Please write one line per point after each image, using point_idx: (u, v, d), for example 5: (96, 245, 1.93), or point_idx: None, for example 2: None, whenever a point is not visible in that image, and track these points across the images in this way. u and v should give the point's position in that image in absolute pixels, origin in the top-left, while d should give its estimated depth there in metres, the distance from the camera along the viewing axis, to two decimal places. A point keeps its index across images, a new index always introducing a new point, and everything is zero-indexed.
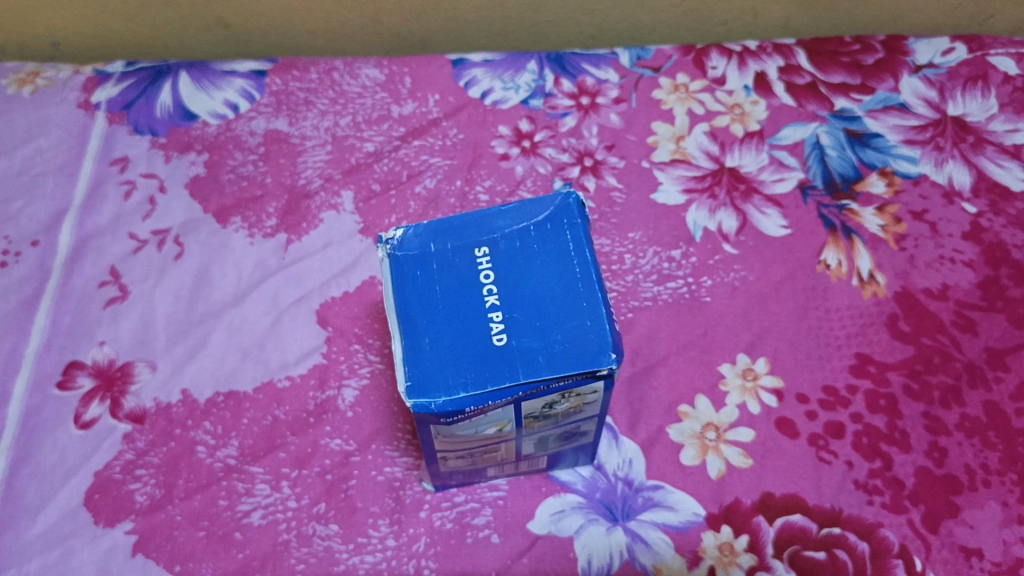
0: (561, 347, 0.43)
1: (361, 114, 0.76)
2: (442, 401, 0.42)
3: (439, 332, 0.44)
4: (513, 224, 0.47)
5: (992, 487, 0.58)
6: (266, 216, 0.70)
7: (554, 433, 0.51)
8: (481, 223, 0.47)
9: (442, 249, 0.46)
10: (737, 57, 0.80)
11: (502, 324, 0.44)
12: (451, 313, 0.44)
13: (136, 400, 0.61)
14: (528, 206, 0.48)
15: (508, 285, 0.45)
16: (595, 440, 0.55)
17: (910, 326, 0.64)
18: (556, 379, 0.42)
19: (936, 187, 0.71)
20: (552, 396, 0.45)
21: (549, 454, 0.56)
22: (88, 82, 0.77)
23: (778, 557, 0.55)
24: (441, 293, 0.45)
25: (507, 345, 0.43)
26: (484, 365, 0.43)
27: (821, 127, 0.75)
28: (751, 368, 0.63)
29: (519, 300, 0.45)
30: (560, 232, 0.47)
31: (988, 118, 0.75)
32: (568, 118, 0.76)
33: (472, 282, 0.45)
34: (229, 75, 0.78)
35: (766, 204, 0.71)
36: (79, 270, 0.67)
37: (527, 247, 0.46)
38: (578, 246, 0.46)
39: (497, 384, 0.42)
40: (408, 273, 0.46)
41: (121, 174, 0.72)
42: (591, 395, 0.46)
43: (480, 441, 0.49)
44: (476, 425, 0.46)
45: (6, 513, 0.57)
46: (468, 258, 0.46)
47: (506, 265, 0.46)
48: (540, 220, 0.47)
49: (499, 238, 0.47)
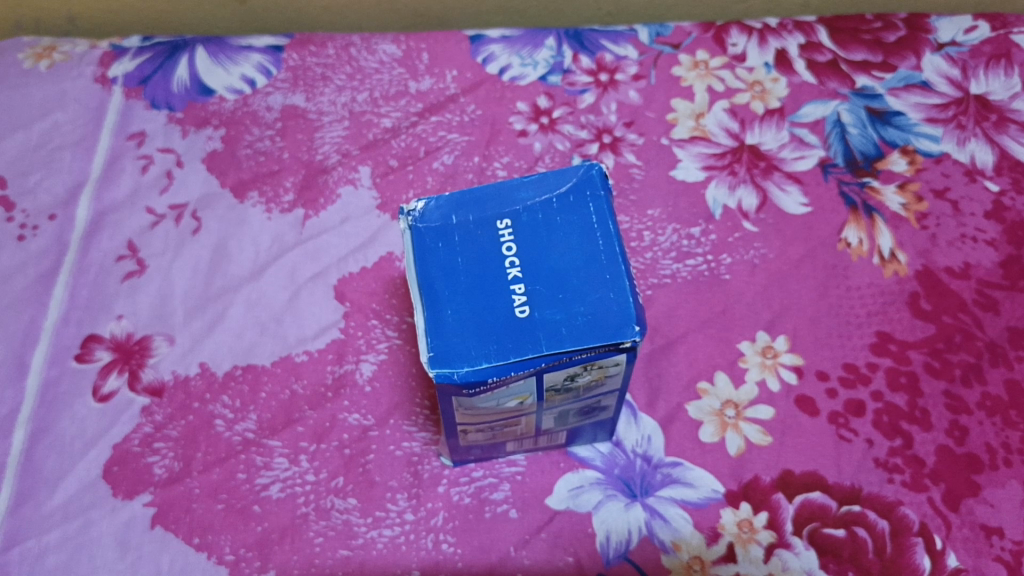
0: (584, 318, 0.42)
1: (378, 90, 0.76)
2: (465, 370, 0.42)
3: (462, 304, 0.43)
4: (535, 196, 0.47)
5: (1013, 466, 0.57)
6: (283, 191, 0.70)
7: (574, 407, 0.51)
8: (502, 193, 0.47)
9: (463, 219, 0.46)
10: (757, 34, 0.79)
11: (525, 296, 0.43)
12: (473, 285, 0.44)
13: (155, 373, 0.61)
14: (550, 178, 0.47)
15: (531, 257, 0.45)
16: (614, 416, 0.55)
17: (931, 304, 0.64)
18: (579, 350, 0.42)
19: (959, 165, 0.70)
20: (575, 368, 0.45)
21: (568, 430, 0.55)
22: (104, 57, 0.77)
23: (797, 535, 0.55)
24: (463, 265, 0.45)
25: (530, 316, 0.43)
26: (507, 336, 0.42)
27: (842, 105, 0.74)
28: (771, 345, 0.62)
29: (541, 271, 0.44)
30: (582, 204, 0.46)
31: (1013, 96, 0.73)
32: (587, 94, 0.76)
33: (494, 253, 0.45)
34: (246, 50, 0.77)
35: (787, 181, 0.70)
36: (96, 244, 0.67)
37: (549, 220, 0.46)
38: (601, 219, 0.46)
39: (520, 354, 0.42)
40: (430, 244, 0.45)
41: (138, 149, 0.72)
42: (613, 368, 0.46)
43: (501, 414, 0.49)
44: (498, 397, 0.46)
45: (26, 483, 0.57)
46: (490, 230, 0.46)
47: (528, 236, 0.45)
48: (563, 192, 0.47)
49: (522, 210, 0.46)
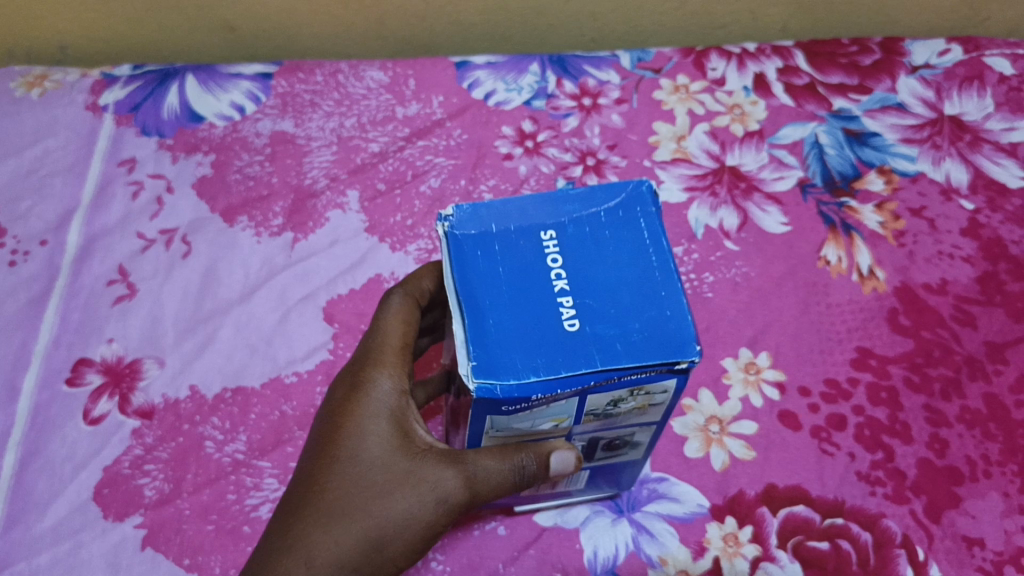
0: (640, 335, 0.40)
1: (366, 116, 0.77)
2: (511, 383, 0.38)
3: (504, 315, 0.41)
4: (583, 210, 0.45)
5: (993, 478, 0.58)
6: (272, 215, 0.71)
7: (606, 438, 0.49)
8: (545, 204, 0.45)
9: (505, 228, 0.44)
10: (736, 59, 0.81)
11: (574, 310, 0.41)
12: (516, 296, 0.42)
13: (145, 396, 0.62)
14: (598, 192, 0.45)
15: (577, 271, 0.43)
16: (643, 455, 0.53)
17: (910, 320, 0.65)
18: (634, 370, 0.39)
19: (934, 184, 0.72)
20: (620, 393, 0.42)
21: (591, 470, 0.53)
22: (95, 85, 0.78)
23: (781, 548, 0.56)
24: (505, 275, 0.42)
25: (580, 331, 0.40)
26: (556, 350, 0.40)
27: (820, 127, 0.76)
28: (753, 361, 0.64)
29: (589, 285, 0.42)
30: (632, 219, 0.44)
31: (986, 117, 0.76)
32: (570, 118, 0.77)
33: (538, 264, 0.43)
34: (236, 77, 0.79)
35: (767, 202, 0.72)
36: (88, 268, 0.68)
37: (597, 234, 0.44)
38: (654, 235, 0.43)
39: (571, 370, 0.39)
40: (469, 252, 0.43)
41: (128, 175, 0.73)
42: (660, 396, 0.43)
43: (531, 435, 0.47)
44: (534, 418, 0.43)
45: (17, 507, 0.57)
46: (533, 241, 0.44)
47: (575, 249, 0.43)
48: (611, 207, 0.45)
49: (568, 223, 0.44)
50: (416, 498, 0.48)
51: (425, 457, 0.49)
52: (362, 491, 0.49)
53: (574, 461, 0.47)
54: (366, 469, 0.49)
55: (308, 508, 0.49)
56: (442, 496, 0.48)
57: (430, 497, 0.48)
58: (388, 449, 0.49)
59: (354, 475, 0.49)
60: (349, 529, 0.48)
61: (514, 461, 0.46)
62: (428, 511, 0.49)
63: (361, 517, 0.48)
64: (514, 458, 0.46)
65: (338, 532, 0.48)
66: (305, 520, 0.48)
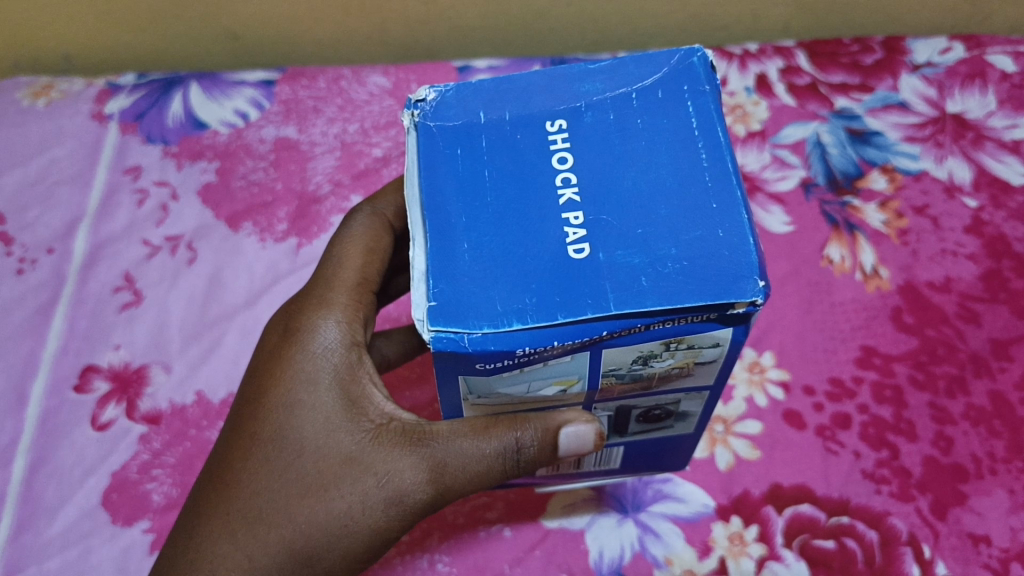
0: (674, 267, 0.37)
1: (368, 121, 0.77)
2: (480, 334, 0.36)
3: (480, 238, 0.39)
4: (610, 89, 0.43)
5: (999, 475, 0.58)
6: (276, 221, 0.71)
7: (640, 408, 0.46)
8: (555, 91, 0.44)
9: (496, 119, 0.43)
10: (737, 60, 0.81)
11: (584, 230, 0.39)
12: (501, 207, 0.40)
13: (152, 401, 0.62)
14: (632, 70, 0.44)
15: (591, 170, 0.41)
16: (694, 433, 0.50)
17: (914, 318, 0.65)
18: (663, 318, 0.37)
19: (937, 182, 0.72)
20: (653, 347, 0.39)
21: (625, 445, 0.50)
22: (100, 94, 0.78)
23: (787, 547, 0.56)
24: (490, 179, 0.41)
25: (591, 257, 0.38)
26: (553, 288, 0.37)
27: (822, 126, 0.76)
28: (757, 361, 0.64)
29: (604, 198, 0.40)
30: (678, 99, 0.42)
31: (988, 114, 0.75)
32: None
33: (540, 159, 0.42)
34: (239, 85, 0.79)
35: (770, 202, 0.72)
36: (94, 275, 0.69)
37: (628, 121, 0.42)
38: (708, 126, 0.41)
39: (572, 315, 0.36)
40: (449, 152, 0.42)
41: (134, 182, 0.74)
42: (709, 352, 0.40)
43: (534, 403, 0.44)
44: (530, 381, 0.41)
45: (27, 512, 0.58)
46: (538, 134, 0.42)
47: (589, 139, 0.42)
48: (647, 86, 0.43)
49: (585, 108, 0.43)
50: (368, 482, 0.45)
51: (381, 432, 0.46)
52: (304, 483, 0.45)
53: (594, 436, 0.43)
54: (309, 455, 0.45)
55: (241, 491, 0.45)
56: (399, 487, 0.45)
57: (385, 484, 0.45)
58: (334, 431, 0.46)
59: (294, 463, 0.45)
60: (291, 516, 0.45)
61: (504, 439, 0.43)
62: (381, 505, 0.45)
63: (305, 501, 0.45)
64: (504, 438, 0.43)
65: (276, 528, 0.45)
66: (238, 508, 0.45)
